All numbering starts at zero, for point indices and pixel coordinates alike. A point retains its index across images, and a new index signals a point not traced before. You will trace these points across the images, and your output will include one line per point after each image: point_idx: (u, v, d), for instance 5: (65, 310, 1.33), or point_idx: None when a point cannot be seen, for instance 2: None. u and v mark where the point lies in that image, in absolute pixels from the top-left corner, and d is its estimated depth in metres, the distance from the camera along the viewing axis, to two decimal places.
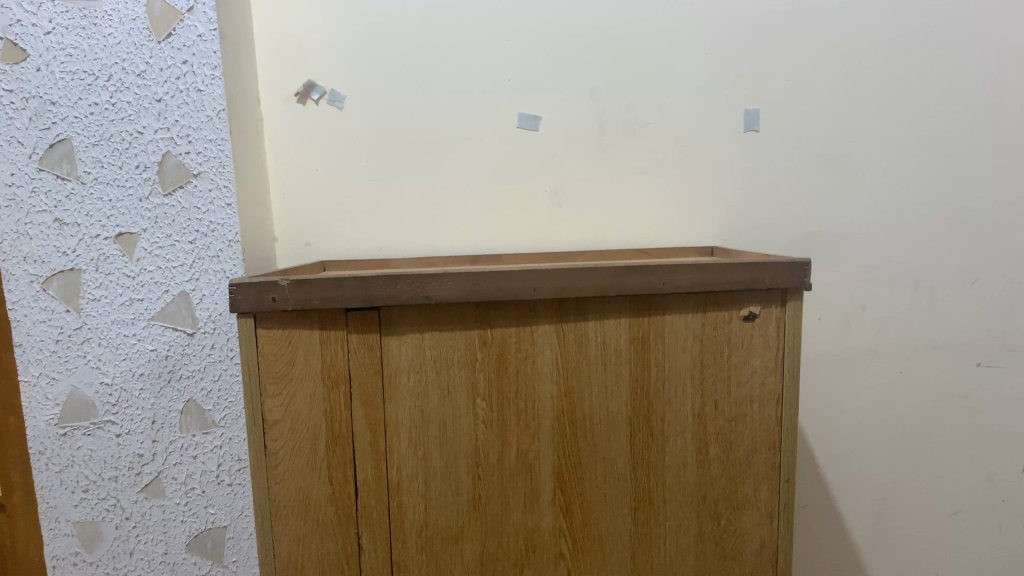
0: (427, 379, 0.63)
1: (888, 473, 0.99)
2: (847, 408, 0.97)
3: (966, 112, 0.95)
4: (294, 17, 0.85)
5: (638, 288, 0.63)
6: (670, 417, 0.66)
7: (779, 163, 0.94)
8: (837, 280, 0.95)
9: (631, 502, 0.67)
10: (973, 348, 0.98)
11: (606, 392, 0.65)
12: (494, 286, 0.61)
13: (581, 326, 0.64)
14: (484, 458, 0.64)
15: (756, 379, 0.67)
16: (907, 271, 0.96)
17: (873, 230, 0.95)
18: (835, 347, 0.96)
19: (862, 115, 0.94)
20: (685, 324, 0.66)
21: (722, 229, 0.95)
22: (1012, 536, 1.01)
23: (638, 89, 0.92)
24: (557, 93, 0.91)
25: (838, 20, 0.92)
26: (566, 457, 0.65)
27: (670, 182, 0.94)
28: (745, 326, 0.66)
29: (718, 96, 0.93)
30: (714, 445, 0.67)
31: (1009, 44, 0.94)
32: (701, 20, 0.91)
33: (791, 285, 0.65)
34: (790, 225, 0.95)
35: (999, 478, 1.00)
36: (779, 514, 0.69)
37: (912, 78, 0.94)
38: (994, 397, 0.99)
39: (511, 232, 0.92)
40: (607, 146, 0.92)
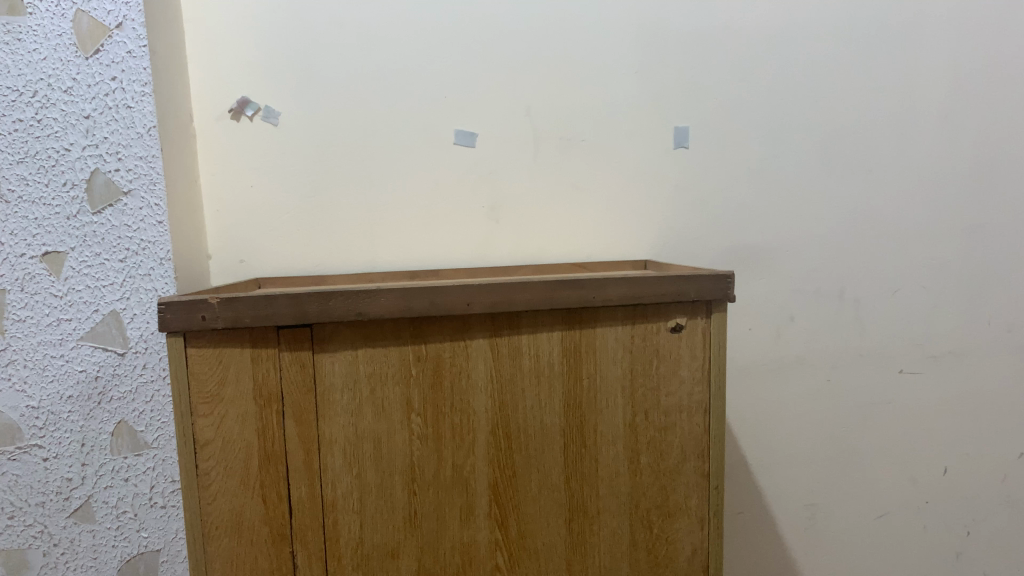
0: (361, 396, 0.63)
1: (818, 477, 1.02)
2: (778, 416, 1.00)
3: (884, 129, 0.99)
4: (227, 33, 0.85)
5: (569, 301, 0.65)
6: (603, 428, 0.67)
7: (710, 179, 0.97)
8: (766, 291, 0.98)
9: (565, 513, 0.68)
10: (896, 356, 1.01)
11: (540, 405, 0.66)
12: (427, 301, 0.62)
13: (514, 340, 0.65)
14: (420, 473, 0.64)
15: (684, 389, 0.69)
16: (833, 282, 0.99)
17: (800, 242, 0.98)
18: (765, 356, 0.99)
19: (788, 132, 0.97)
20: (616, 336, 0.67)
21: (657, 243, 0.97)
22: (936, 536, 1.05)
23: (571, 106, 0.93)
24: (492, 109, 0.92)
25: (763, 40, 0.96)
26: (501, 469, 0.66)
27: (604, 197, 0.96)
28: (673, 337, 0.68)
29: (650, 113, 0.95)
30: (645, 454, 0.69)
31: (925, 63, 0.99)
32: (631, 39, 0.93)
33: (714, 296, 0.67)
34: (721, 238, 0.97)
35: (923, 480, 1.04)
36: (709, 521, 0.71)
37: (833, 96, 0.98)
38: (915, 402, 1.02)
39: (448, 246, 0.93)
40: (542, 162, 0.94)
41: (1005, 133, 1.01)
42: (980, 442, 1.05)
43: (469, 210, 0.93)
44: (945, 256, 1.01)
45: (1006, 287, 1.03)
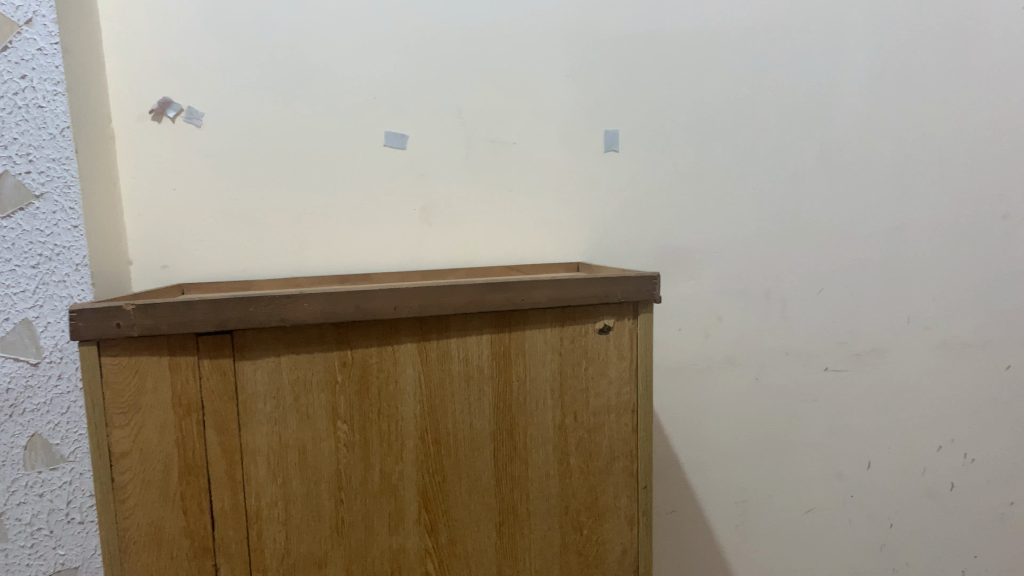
0: (285, 404, 0.61)
1: (747, 475, 1.03)
2: (709, 415, 1.01)
3: (808, 132, 1.01)
4: (146, 31, 0.82)
5: (498, 304, 0.64)
6: (533, 431, 0.67)
7: (639, 181, 0.98)
8: (695, 291, 1.00)
9: (496, 517, 0.67)
10: (820, 354, 1.04)
11: (469, 409, 0.65)
12: (351, 305, 0.61)
13: (442, 344, 0.64)
14: (346, 481, 0.63)
15: (613, 390, 0.69)
16: (759, 283, 1.01)
17: (727, 244, 1.00)
18: (694, 356, 1.00)
19: (715, 135, 0.99)
20: (545, 339, 0.67)
21: (589, 246, 0.97)
22: (861, 529, 1.08)
23: (502, 109, 0.93)
24: (422, 111, 0.91)
25: (690, 45, 0.97)
26: (429, 475, 0.65)
27: (536, 200, 0.96)
28: (601, 339, 0.68)
29: (580, 116, 0.95)
30: (575, 455, 0.69)
31: (844, 69, 1.01)
32: (559, 41, 0.94)
33: (641, 296, 0.68)
34: (651, 241, 0.98)
35: (849, 475, 1.07)
36: (639, 521, 0.71)
37: (758, 100, 0.99)
38: (839, 398, 1.05)
39: (380, 250, 0.91)
40: (474, 164, 0.93)
41: (922, 136, 1.04)
42: (903, 437, 1.08)
43: (400, 213, 0.92)
44: (867, 257, 1.04)
45: (925, 287, 1.06)
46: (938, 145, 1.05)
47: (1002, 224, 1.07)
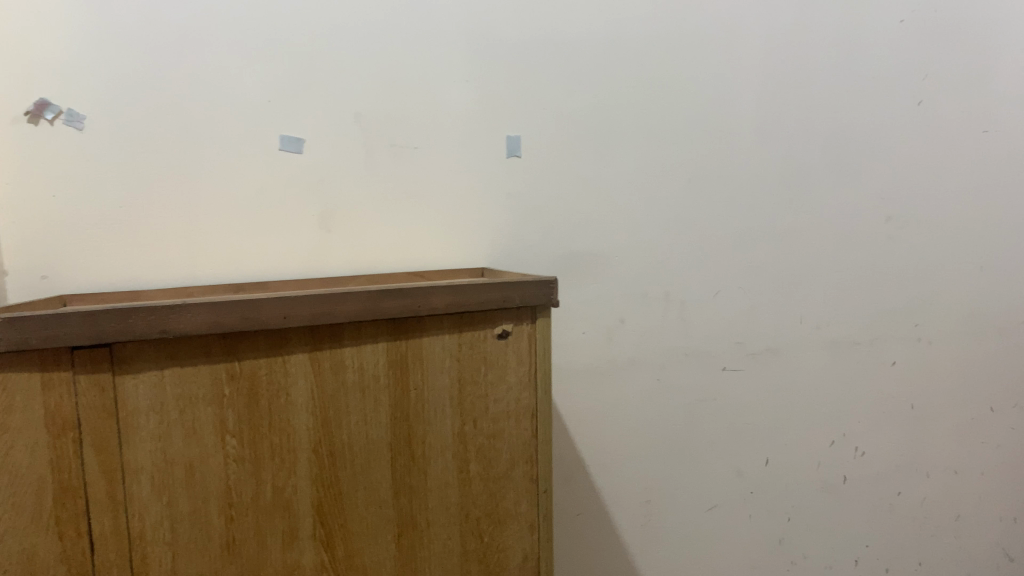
0: (170, 419, 0.58)
1: (651, 475, 1.05)
2: (613, 417, 1.02)
3: (706, 138, 1.03)
4: (21, 28, 0.77)
5: (393, 311, 0.63)
6: (431, 439, 0.66)
7: (541, 187, 0.97)
8: (598, 295, 1.00)
9: (394, 528, 0.66)
10: (719, 354, 1.06)
11: (365, 419, 0.64)
12: (239, 315, 0.58)
13: (336, 354, 0.62)
14: (237, 497, 0.61)
15: (512, 395, 0.69)
16: (659, 286, 1.03)
17: (628, 248, 1.01)
18: (598, 359, 1.01)
19: (616, 141, 1.00)
20: (443, 346, 0.66)
21: (493, 251, 0.97)
22: (761, 523, 1.11)
23: (401, 113, 0.92)
24: (320, 114, 0.88)
25: (589, 50, 0.97)
26: (324, 488, 0.63)
27: (439, 206, 0.94)
28: (500, 344, 0.68)
29: (482, 122, 0.95)
30: (474, 462, 0.68)
31: (741, 76, 1.03)
32: (458, 46, 0.93)
33: (538, 300, 0.68)
34: (554, 245, 0.99)
35: (748, 472, 1.10)
36: (538, 526, 0.72)
37: (657, 106, 1.01)
38: (738, 397, 1.08)
39: (277, 257, 0.89)
40: (374, 169, 0.91)
41: (815, 141, 1.07)
42: (799, 433, 1.11)
43: (297, 220, 0.89)
44: (762, 259, 1.07)
45: (818, 287, 1.09)
46: (831, 151, 1.07)
47: (885, 227, 1.11)
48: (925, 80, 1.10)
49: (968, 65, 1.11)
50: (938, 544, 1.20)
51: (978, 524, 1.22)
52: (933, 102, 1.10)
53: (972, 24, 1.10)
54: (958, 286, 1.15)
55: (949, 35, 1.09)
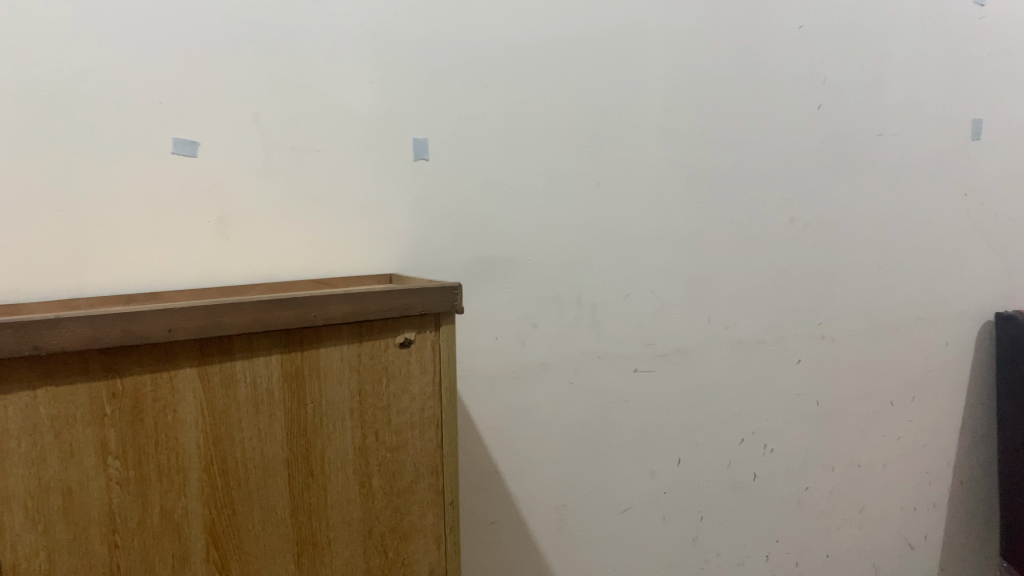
0: (44, 443, 0.53)
1: (566, 480, 1.05)
2: (526, 423, 1.01)
3: (614, 141, 1.02)
4: None
5: (288, 321, 0.60)
6: (331, 454, 0.64)
7: (450, 191, 0.95)
8: (509, 300, 0.99)
9: (294, 548, 0.63)
10: (630, 356, 1.07)
11: (259, 435, 0.61)
12: (120, 328, 0.54)
13: (227, 367, 0.59)
14: (122, 522, 0.57)
15: (415, 406, 0.67)
16: (571, 290, 1.03)
17: (539, 253, 1.00)
18: (510, 365, 1.00)
19: (525, 145, 0.98)
20: (342, 357, 0.63)
21: (402, 257, 0.94)
22: (674, 523, 1.12)
23: (303, 114, 0.87)
24: (215, 115, 0.83)
25: (496, 51, 0.95)
26: (217, 509, 0.60)
27: (344, 211, 0.91)
28: (402, 353, 0.66)
29: (388, 123, 0.91)
30: (377, 476, 0.66)
31: (648, 80, 1.03)
32: (363, 45, 0.89)
33: (441, 307, 0.66)
34: (465, 250, 0.97)
35: (661, 473, 1.10)
36: (445, 538, 0.70)
37: (566, 109, 0.99)
38: (649, 399, 1.08)
39: (172, 265, 0.84)
40: (275, 173, 0.87)
41: (721, 145, 1.08)
42: (710, 432, 1.13)
43: (193, 226, 0.84)
44: (671, 261, 1.07)
45: (725, 289, 1.11)
46: (735, 154, 1.09)
47: (788, 228, 1.13)
48: (823, 84, 1.12)
49: (861, 71, 1.14)
50: (844, 537, 1.24)
51: (881, 515, 1.26)
52: (831, 105, 1.13)
53: (864, 30, 1.13)
54: (857, 285, 1.18)
55: (844, 42, 1.12)
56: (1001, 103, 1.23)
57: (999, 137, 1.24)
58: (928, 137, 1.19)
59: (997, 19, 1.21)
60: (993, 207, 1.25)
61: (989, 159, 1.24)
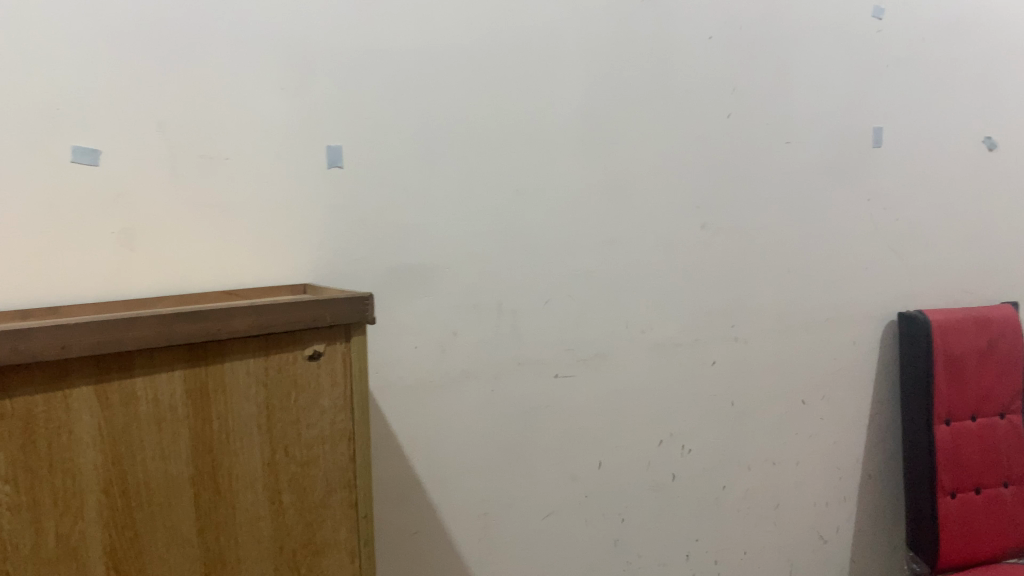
0: None
1: (487, 487, 1.05)
2: (447, 431, 1.01)
3: (531, 148, 1.03)
4: None
5: (190, 335, 0.58)
6: (239, 470, 0.62)
7: (365, 199, 0.94)
8: (427, 308, 0.99)
9: (201, 568, 0.62)
10: (550, 362, 1.07)
11: (162, 454, 0.59)
12: (8, 346, 0.51)
13: (126, 384, 0.57)
14: (14, 550, 0.54)
15: (326, 419, 0.66)
16: (490, 297, 1.03)
17: (457, 260, 1.00)
18: (430, 374, 1.00)
19: (441, 152, 0.97)
20: (249, 370, 0.62)
21: (317, 267, 0.92)
22: (596, 526, 1.13)
23: (211, 121, 0.85)
24: (118, 122, 0.81)
25: (410, 58, 0.94)
26: (118, 531, 0.58)
27: (256, 220, 0.89)
28: (311, 365, 0.65)
29: (300, 131, 0.90)
30: (288, 492, 0.65)
31: (563, 87, 1.04)
32: (273, 50, 0.87)
33: (352, 318, 0.65)
34: (382, 259, 0.96)
35: (583, 477, 1.11)
36: (360, 552, 0.69)
37: (482, 116, 0.99)
38: (570, 404, 1.09)
39: (73, 278, 0.80)
40: (182, 182, 0.84)
41: (635, 153, 1.10)
42: (630, 435, 1.14)
43: (95, 237, 0.81)
44: (589, 267, 1.08)
45: (641, 293, 1.13)
46: (649, 160, 1.11)
47: (702, 234, 1.16)
48: (732, 94, 1.15)
49: (768, 80, 1.18)
50: (761, 533, 1.27)
51: (796, 510, 1.30)
52: (740, 114, 1.16)
53: (771, 41, 1.17)
54: (768, 287, 1.22)
55: (752, 52, 1.16)
56: (899, 111, 1.28)
57: (898, 145, 1.29)
58: (832, 144, 1.24)
59: (894, 32, 1.26)
60: (894, 211, 1.30)
61: (890, 166, 1.29)
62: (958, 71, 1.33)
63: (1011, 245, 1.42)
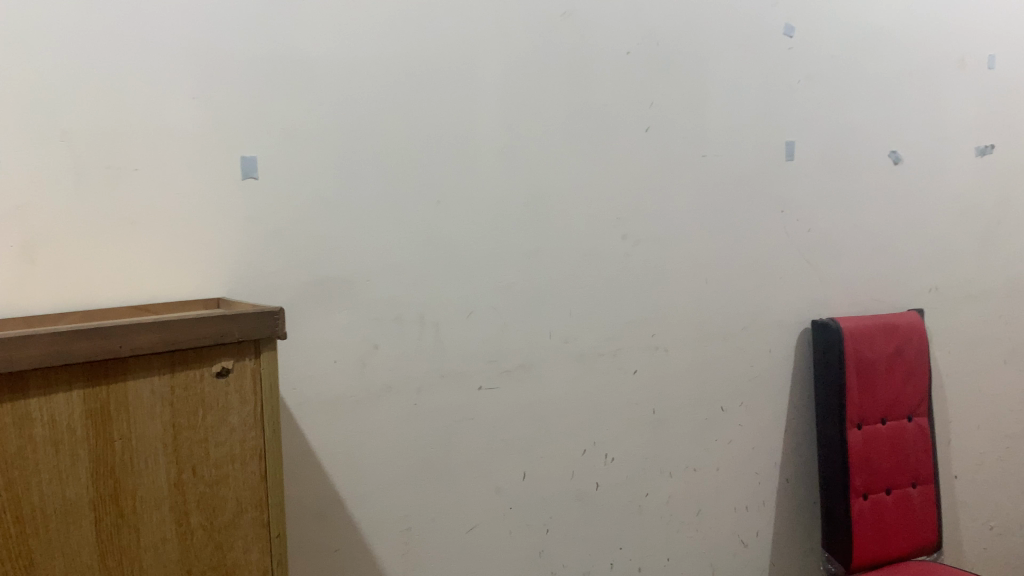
0: None
1: (410, 502, 1.04)
2: (368, 446, 1.00)
3: (451, 160, 1.03)
4: None
5: (89, 354, 0.56)
6: (143, 492, 0.60)
7: (281, 211, 0.92)
8: (347, 322, 0.98)
9: None
10: (473, 374, 1.07)
11: (60, 478, 0.57)
12: None
13: (20, 407, 0.54)
14: None
15: (236, 437, 0.64)
16: (412, 309, 1.02)
17: (377, 272, 0.99)
18: (350, 388, 0.98)
19: (360, 163, 0.96)
20: (153, 389, 0.60)
21: (231, 281, 0.90)
22: (521, 537, 1.14)
23: (118, 130, 0.82)
24: (17, 131, 0.77)
25: (326, 68, 0.93)
26: (12, 560, 0.55)
27: (167, 233, 0.86)
28: (219, 383, 0.63)
29: (213, 141, 0.88)
30: (196, 513, 0.63)
31: (483, 100, 1.04)
32: (184, 59, 0.85)
33: (261, 333, 0.64)
34: (299, 272, 0.94)
35: (507, 488, 1.12)
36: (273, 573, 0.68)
37: (401, 127, 0.99)
38: (494, 415, 1.09)
39: None
40: (86, 193, 0.82)
41: (556, 164, 1.11)
42: (554, 445, 1.15)
43: None
44: (511, 278, 1.09)
45: (563, 304, 1.13)
46: (570, 172, 1.12)
47: (623, 245, 1.18)
48: (650, 108, 1.17)
49: (685, 94, 1.20)
50: (684, 539, 1.29)
51: (718, 516, 1.33)
52: (658, 127, 1.19)
53: (687, 57, 1.20)
54: (687, 297, 1.24)
55: (668, 67, 1.18)
56: (810, 126, 1.33)
57: (809, 158, 1.34)
58: (746, 157, 1.27)
59: (804, 49, 1.31)
60: (806, 222, 1.35)
61: (802, 178, 1.33)
62: (865, 87, 1.38)
63: (915, 254, 1.48)
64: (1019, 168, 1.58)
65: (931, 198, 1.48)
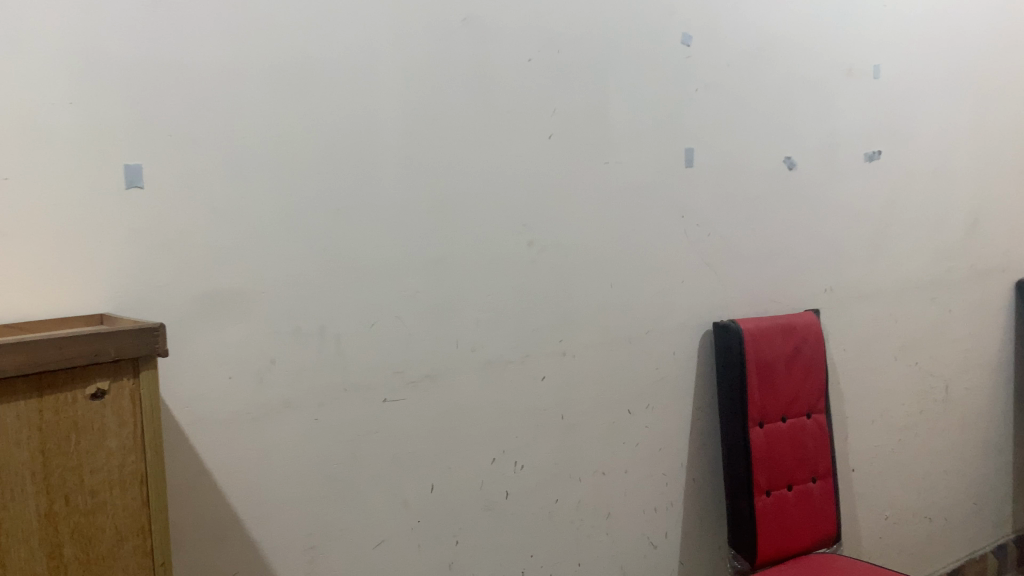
0: None
1: (313, 519, 1.01)
2: (267, 464, 0.97)
3: (350, 167, 1.00)
4: None
5: None
6: (9, 526, 0.56)
7: (169, 222, 0.88)
8: (243, 336, 0.94)
9: None
10: (378, 386, 1.05)
11: None
12: None
13: None
14: None
15: (113, 462, 0.61)
16: (312, 321, 0.99)
17: (274, 284, 0.96)
18: (246, 405, 0.95)
19: (253, 171, 0.93)
20: (19, 414, 0.56)
21: (114, 295, 0.86)
22: (430, 550, 1.12)
23: None
24: None
25: (214, 73, 0.89)
26: None
27: (42, 246, 0.81)
28: (94, 405, 0.59)
29: (92, 149, 0.83)
30: (70, 545, 0.59)
31: (382, 105, 1.02)
32: (58, 61, 0.80)
33: (140, 351, 0.61)
34: (189, 285, 0.90)
35: (415, 501, 1.10)
36: None
37: (296, 133, 0.96)
38: (400, 427, 1.07)
39: None
40: None
41: (458, 171, 1.10)
42: (462, 455, 1.14)
43: None
44: (414, 287, 1.07)
45: (469, 312, 1.12)
46: (472, 179, 1.11)
47: (528, 251, 1.17)
48: (552, 114, 1.18)
49: (586, 102, 1.21)
50: (594, 543, 1.30)
51: (628, 519, 1.34)
52: (561, 134, 1.19)
53: (587, 65, 1.21)
54: (592, 302, 1.25)
55: (569, 74, 1.19)
56: (708, 133, 1.36)
57: (707, 165, 1.37)
58: (647, 164, 1.29)
59: (701, 58, 1.34)
60: (707, 227, 1.38)
61: (701, 184, 1.36)
62: (759, 96, 1.42)
63: (809, 256, 1.53)
64: (903, 173, 1.66)
65: (824, 202, 1.54)
